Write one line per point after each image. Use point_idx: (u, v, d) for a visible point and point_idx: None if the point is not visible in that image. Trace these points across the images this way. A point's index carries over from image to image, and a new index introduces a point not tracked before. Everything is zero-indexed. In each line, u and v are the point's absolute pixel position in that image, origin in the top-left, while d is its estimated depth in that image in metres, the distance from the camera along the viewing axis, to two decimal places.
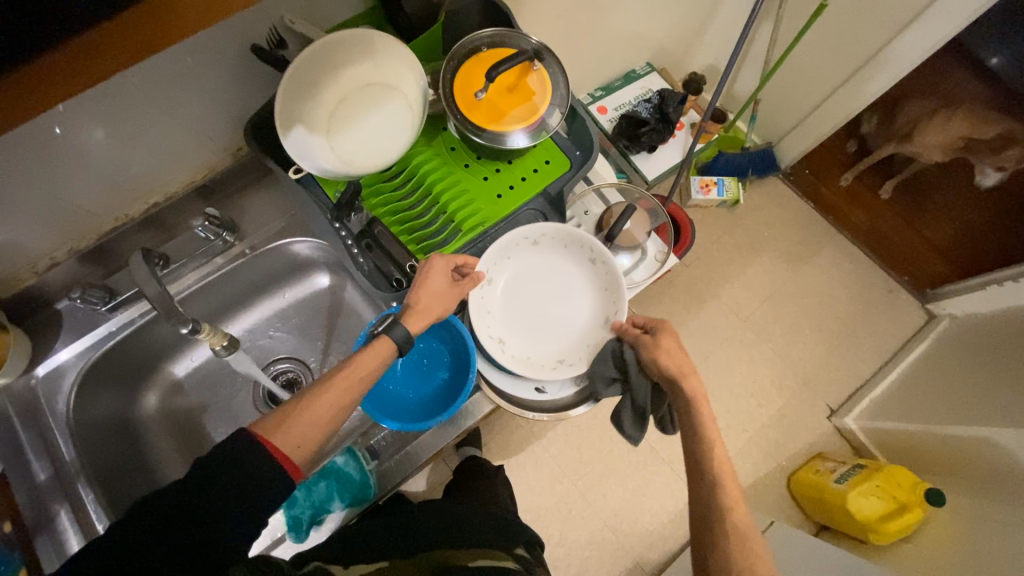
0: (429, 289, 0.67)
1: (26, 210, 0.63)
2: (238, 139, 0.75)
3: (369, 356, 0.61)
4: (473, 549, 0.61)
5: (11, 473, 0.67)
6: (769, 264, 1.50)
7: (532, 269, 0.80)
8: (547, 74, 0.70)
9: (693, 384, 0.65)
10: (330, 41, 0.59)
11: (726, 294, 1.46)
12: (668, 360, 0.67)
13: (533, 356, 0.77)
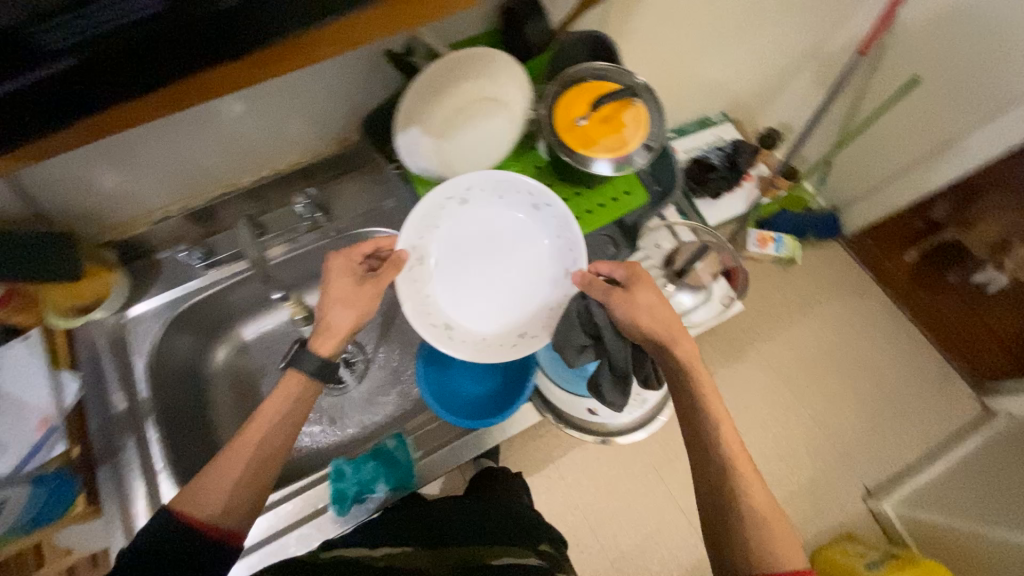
0: (333, 300, 0.65)
1: (158, 165, 0.70)
2: (345, 131, 0.80)
3: (276, 398, 0.60)
4: (497, 547, 0.61)
5: (93, 400, 0.72)
6: (817, 329, 1.46)
7: (467, 231, 0.73)
8: (643, 110, 0.73)
9: (686, 345, 0.62)
10: (463, 53, 0.63)
11: (769, 353, 1.43)
12: (654, 317, 0.62)
13: (489, 334, 0.73)
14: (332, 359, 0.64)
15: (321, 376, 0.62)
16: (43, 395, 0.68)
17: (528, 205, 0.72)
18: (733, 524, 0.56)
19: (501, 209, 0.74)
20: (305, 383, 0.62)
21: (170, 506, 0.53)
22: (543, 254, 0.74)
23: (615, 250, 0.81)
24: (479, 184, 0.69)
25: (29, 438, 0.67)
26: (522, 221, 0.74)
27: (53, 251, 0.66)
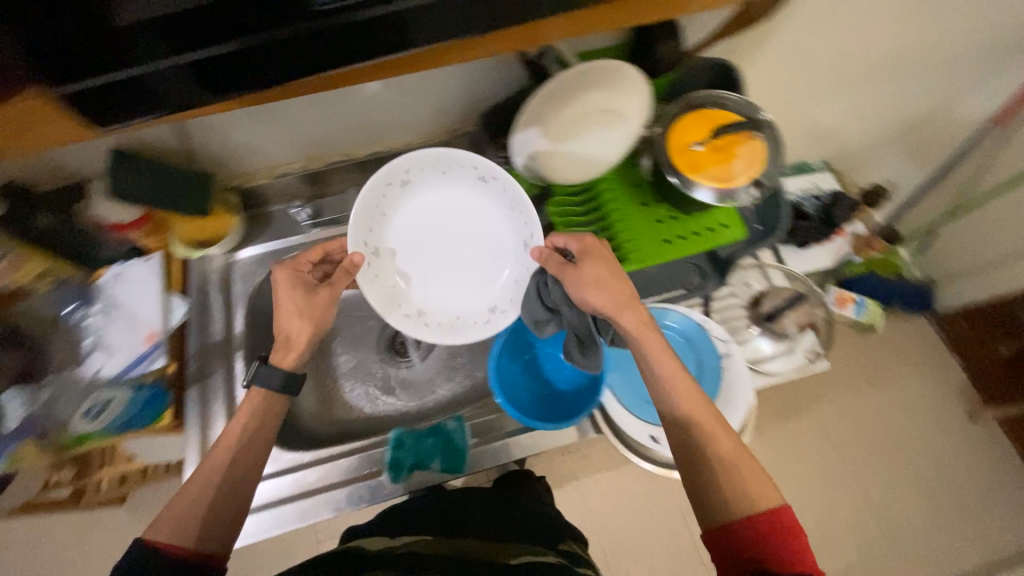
0: (287, 312, 0.66)
1: (293, 126, 0.76)
2: (459, 121, 0.84)
3: (242, 409, 0.63)
4: (515, 545, 0.59)
5: (196, 324, 0.79)
6: (885, 406, 1.36)
7: (420, 212, 0.75)
8: (760, 147, 0.72)
9: (633, 307, 0.62)
10: (596, 65, 0.64)
11: (828, 420, 1.35)
12: (602, 287, 0.63)
13: (462, 314, 0.75)
14: (293, 372, 0.66)
15: (282, 390, 0.65)
16: (152, 312, 0.74)
17: (473, 176, 0.74)
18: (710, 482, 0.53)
19: (446, 184, 0.75)
20: (265, 396, 0.64)
21: (143, 537, 0.51)
22: (504, 228, 0.77)
23: (701, 281, 0.79)
24: (416, 162, 0.71)
25: (135, 348, 0.73)
26: (470, 194, 0.76)
27: (190, 187, 0.73)
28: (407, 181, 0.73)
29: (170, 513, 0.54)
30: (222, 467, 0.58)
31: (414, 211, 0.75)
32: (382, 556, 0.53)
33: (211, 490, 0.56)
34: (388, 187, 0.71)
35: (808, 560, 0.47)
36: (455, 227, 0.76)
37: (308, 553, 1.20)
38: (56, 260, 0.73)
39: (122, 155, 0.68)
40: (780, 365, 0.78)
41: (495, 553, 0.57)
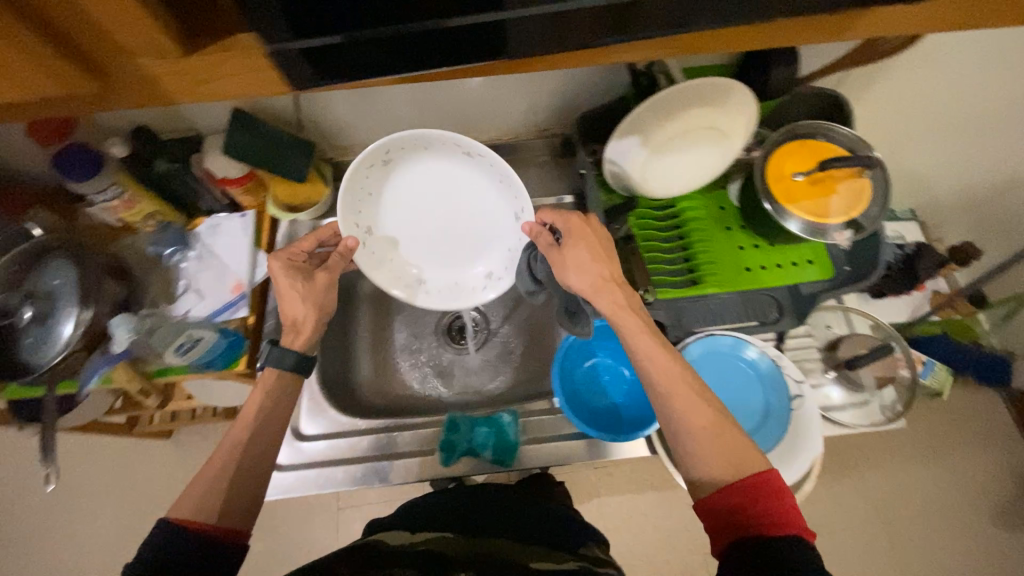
0: (288, 293, 0.69)
1: (395, 108, 0.78)
2: (551, 123, 0.86)
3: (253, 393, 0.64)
4: (528, 550, 0.56)
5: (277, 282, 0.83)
6: (942, 482, 1.27)
7: (408, 188, 0.75)
8: (866, 190, 0.69)
9: (617, 286, 0.63)
10: (707, 82, 0.62)
11: (875, 485, 1.26)
12: (586, 268, 0.64)
13: (461, 281, 0.79)
14: (305, 354, 0.67)
15: (294, 370, 0.66)
16: (242, 264, 0.79)
17: (462, 153, 0.73)
18: (687, 443, 0.53)
19: (436, 161, 0.74)
20: (279, 375, 0.66)
21: (168, 515, 0.53)
22: (493, 199, 0.77)
23: (778, 317, 0.75)
24: (396, 143, 0.69)
25: (223, 296, 0.78)
26: (460, 168, 0.75)
27: (292, 151, 0.76)
28: (389, 160, 0.71)
29: (202, 477, 0.56)
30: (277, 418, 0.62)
31: (401, 184, 0.74)
32: (400, 551, 0.54)
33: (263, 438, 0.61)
34: (370, 169, 0.70)
35: (797, 518, 0.46)
36: (444, 194, 0.76)
37: (326, 516, 1.23)
38: (163, 206, 0.80)
39: (241, 114, 0.73)
40: (849, 417, 0.74)
41: (507, 555, 0.54)
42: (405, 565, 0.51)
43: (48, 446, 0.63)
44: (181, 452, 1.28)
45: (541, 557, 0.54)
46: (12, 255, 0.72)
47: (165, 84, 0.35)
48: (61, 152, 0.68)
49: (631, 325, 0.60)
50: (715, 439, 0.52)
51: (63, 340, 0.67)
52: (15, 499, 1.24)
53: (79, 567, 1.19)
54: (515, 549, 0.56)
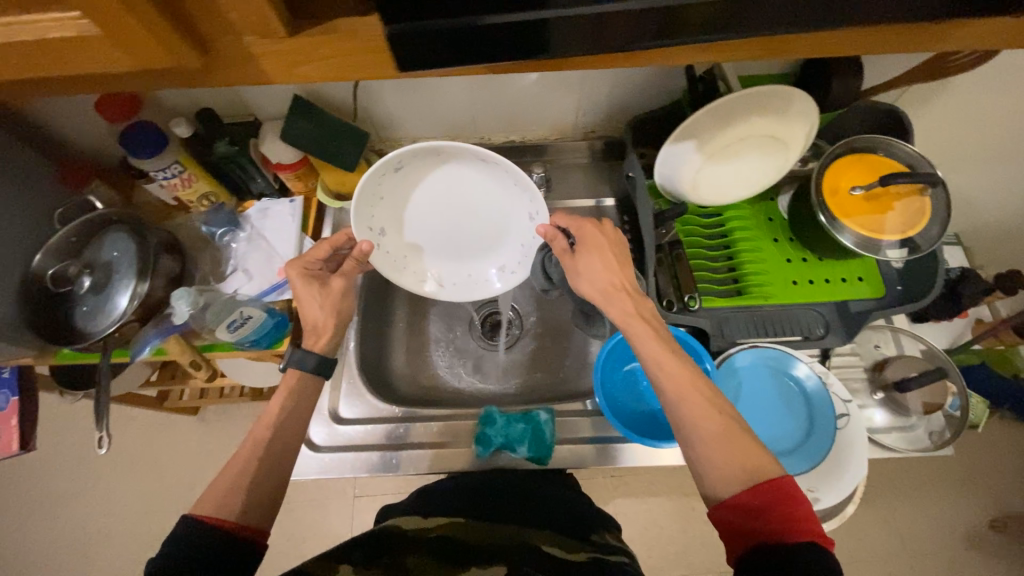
0: (308, 303, 0.67)
1: (446, 103, 0.79)
2: (598, 126, 0.85)
3: (279, 393, 0.63)
4: (539, 534, 0.57)
5: None
6: (978, 523, 1.20)
7: (420, 189, 0.72)
8: (923, 208, 0.68)
9: (628, 293, 0.63)
10: (771, 89, 0.62)
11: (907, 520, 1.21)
12: (597, 275, 0.64)
13: (475, 274, 0.79)
14: (323, 355, 0.66)
15: (317, 371, 0.65)
16: (289, 249, 0.81)
17: (478, 159, 0.68)
18: (698, 452, 0.50)
19: (450, 164, 0.70)
20: (302, 377, 0.64)
21: (189, 513, 0.51)
22: (509, 200, 0.73)
23: (823, 333, 0.73)
24: (407, 155, 0.65)
25: (270, 278, 0.80)
26: (474, 170, 0.71)
27: (347, 140, 0.76)
28: (400, 166, 0.67)
29: (225, 474, 0.55)
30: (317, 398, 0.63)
31: (414, 185, 0.71)
32: (415, 537, 0.54)
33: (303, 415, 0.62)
34: (381, 176, 0.67)
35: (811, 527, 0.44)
36: (460, 192, 0.73)
37: (341, 504, 1.24)
38: (217, 186, 0.83)
39: (301, 101, 0.74)
40: (893, 441, 0.73)
41: (516, 540, 0.54)
42: (416, 552, 0.51)
43: (101, 412, 0.65)
44: (205, 430, 1.30)
45: (552, 543, 0.55)
46: (74, 225, 0.74)
47: (264, 61, 0.37)
48: (128, 130, 0.71)
49: (641, 332, 0.59)
50: (726, 444, 0.49)
51: (118, 311, 0.69)
52: (45, 462, 1.27)
53: (100, 534, 1.22)
54: (525, 534, 0.56)
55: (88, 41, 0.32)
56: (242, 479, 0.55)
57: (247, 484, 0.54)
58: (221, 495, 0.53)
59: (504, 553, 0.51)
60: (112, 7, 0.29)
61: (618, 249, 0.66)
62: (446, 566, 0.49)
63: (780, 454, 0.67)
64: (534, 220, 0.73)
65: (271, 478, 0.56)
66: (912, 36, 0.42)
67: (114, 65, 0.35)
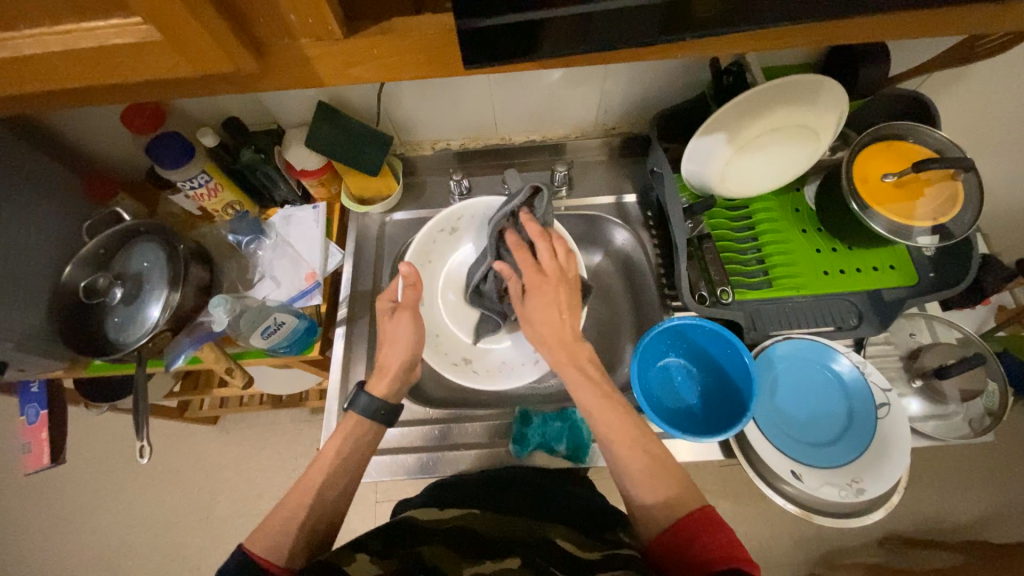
0: (386, 345, 0.68)
1: (469, 106, 0.79)
2: (619, 121, 0.85)
3: (336, 441, 0.62)
4: (556, 528, 0.56)
5: (353, 273, 0.85)
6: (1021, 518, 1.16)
7: (465, 253, 0.84)
8: (954, 194, 0.67)
9: (562, 342, 0.64)
10: (804, 78, 0.62)
11: (949, 520, 1.16)
12: (546, 326, 0.65)
13: (509, 358, 0.80)
14: (385, 400, 0.65)
15: (374, 417, 0.64)
16: (314, 255, 0.81)
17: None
18: (623, 471, 0.56)
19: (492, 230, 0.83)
20: (359, 421, 0.63)
21: (243, 545, 0.51)
22: None
23: (857, 322, 0.72)
24: (467, 210, 0.81)
25: (298, 284, 0.80)
26: None
27: (369, 144, 0.76)
28: (456, 228, 0.82)
29: (278, 514, 0.55)
30: (367, 422, 0.64)
31: (463, 254, 0.84)
32: (430, 529, 0.54)
33: (351, 441, 0.62)
34: (438, 232, 0.81)
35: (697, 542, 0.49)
36: None
37: (364, 509, 1.22)
38: (241, 195, 0.83)
39: (323, 106, 0.74)
40: (933, 428, 0.72)
41: (531, 533, 0.54)
42: (433, 541, 0.52)
43: (140, 421, 0.65)
44: (226, 439, 1.30)
45: (569, 538, 0.54)
46: (103, 237, 0.74)
47: (319, 64, 0.39)
48: (155, 139, 0.71)
49: (578, 382, 0.61)
50: (652, 479, 0.54)
51: (149, 323, 0.69)
52: (71, 473, 1.28)
53: (124, 545, 1.22)
54: (544, 527, 0.56)
55: (147, 47, 0.33)
56: (294, 515, 0.55)
57: (299, 530, 0.54)
58: (276, 532, 0.53)
59: (526, 548, 0.51)
60: (177, 11, 0.30)
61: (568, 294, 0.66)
62: (463, 560, 0.49)
63: (824, 444, 0.68)
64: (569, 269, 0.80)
65: (318, 505, 0.57)
66: (956, 20, 0.40)
67: (170, 70, 0.36)
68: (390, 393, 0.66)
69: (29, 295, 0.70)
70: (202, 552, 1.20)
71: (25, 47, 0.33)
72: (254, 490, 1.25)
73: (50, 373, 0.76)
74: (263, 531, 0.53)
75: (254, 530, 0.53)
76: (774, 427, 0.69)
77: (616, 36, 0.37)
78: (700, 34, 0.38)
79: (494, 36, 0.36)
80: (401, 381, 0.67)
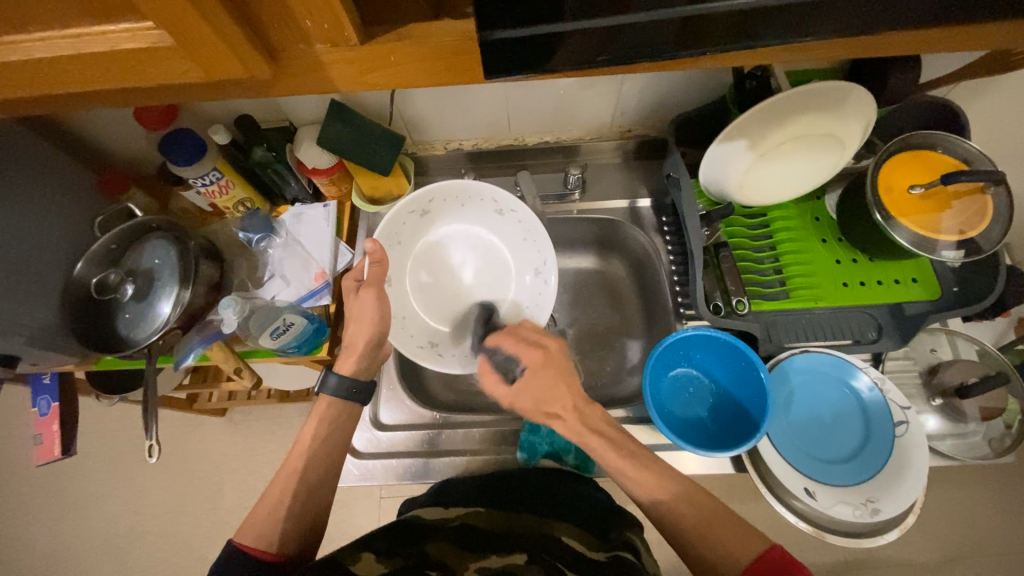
0: (353, 320, 0.65)
1: (477, 107, 0.78)
2: (635, 123, 0.84)
3: (309, 425, 0.62)
4: (562, 524, 0.56)
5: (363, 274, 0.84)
6: None
7: (439, 237, 0.81)
8: (985, 208, 0.64)
9: (569, 410, 0.58)
10: (831, 85, 0.60)
11: None
12: (551, 401, 0.58)
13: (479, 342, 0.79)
14: (355, 378, 0.64)
15: (345, 397, 0.63)
16: (325, 254, 0.80)
17: (492, 209, 0.79)
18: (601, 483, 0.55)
19: (468, 215, 0.81)
20: (330, 402, 0.63)
21: (233, 539, 0.52)
22: (519, 255, 0.80)
23: (876, 336, 0.71)
24: (439, 193, 0.76)
25: (307, 283, 0.79)
26: (488, 219, 0.81)
27: (383, 143, 0.75)
28: (426, 212, 0.77)
29: (266, 505, 0.55)
30: (341, 402, 0.63)
31: (427, 236, 0.80)
32: (436, 527, 0.54)
33: (326, 423, 0.62)
34: (407, 214, 0.76)
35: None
36: (479, 261, 0.81)
37: (368, 505, 1.20)
38: (253, 192, 0.83)
39: (338, 105, 0.73)
40: (949, 447, 0.71)
41: (534, 531, 0.55)
42: (437, 539, 0.52)
43: (149, 418, 0.65)
44: (234, 431, 1.31)
45: (575, 536, 0.55)
46: (115, 232, 0.74)
47: (333, 70, 0.38)
48: (167, 135, 0.71)
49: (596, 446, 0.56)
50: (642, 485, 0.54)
51: (160, 320, 0.69)
52: (84, 462, 1.29)
53: (134, 533, 1.23)
54: (546, 525, 0.56)
55: (158, 52, 0.33)
56: (277, 502, 0.55)
57: (284, 518, 0.54)
58: (263, 523, 0.53)
59: (529, 544, 0.52)
60: (189, 16, 0.29)
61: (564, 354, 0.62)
62: (468, 552, 0.50)
63: (838, 462, 0.67)
64: (539, 274, 0.78)
65: (301, 496, 0.56)
66: (1001, 33, 0.38)
67: (182, 76, 0.35)
68: (358, 368, 0.65)
69: (42, 289, 0.70)
70: (209, 542, 1.21)
71: (37, 51, 0.33)
72: (261, 482, 1.25)
73: (60, 366, 0.76)
74: (253, 521, 0.53)
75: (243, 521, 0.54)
76: (788, 444, 0.68)
77: (639, 45, 0.36)
78: (722, 48, 0.36)
79: (512, 47, 0.35)
80: (369, 357, 0.65)
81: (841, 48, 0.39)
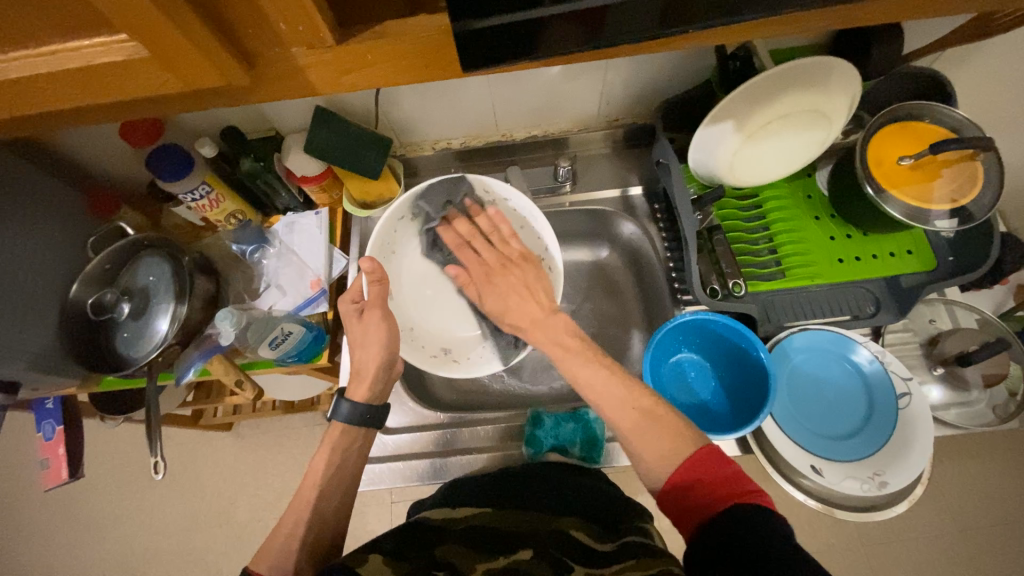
0: (358, 344, 0.66)
1: (462, 99, 0.76)
2: (621, 112, 0.83)
3: (321, 452, 0.61)
4: (570, 519, 0.56)
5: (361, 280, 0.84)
6: None
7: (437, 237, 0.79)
8: (977, 173, 0.64)
9: (534, 322, 0.66)
10: (813, 61, 0.60)
11: None
12: (512, 312, 0.68)
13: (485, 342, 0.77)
14: (369, 404, 0.64)
15: (360, 422, 0.63)
16: (320, 262, 0.80)
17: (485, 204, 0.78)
18: None
19: None
20: (344, 430, 0.63)
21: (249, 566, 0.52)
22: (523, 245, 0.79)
23: (874, 310, 0.71)
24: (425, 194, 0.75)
25: (303, 292, 0.79)
26: None
27: (369, 147, 0.75)
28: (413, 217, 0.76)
29: (279, 529, 0.55)
30: (355, 429, 0.63)
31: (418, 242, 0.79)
32: (443, 528, 0.55)
33: (340, 450, 0.62)
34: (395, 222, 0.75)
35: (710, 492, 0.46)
36: None
37: (380, 510, 1.20)
38: (244, 205, 0.83)
39: (322, 111, 0.73)
40: (953, 416, 0.71)
41: (541, 526, 0.55)
42: (448, 542, 0.52)
43: (154, 436, 0.65)
44: (242, 444, 1.31)
45: (583, 529, 0.54)
46: (106, 252, 0.73)
47: (312, 74, 0.38)
48: (153, 153, 0.71)
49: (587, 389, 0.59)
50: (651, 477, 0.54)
51: (159, 337, 0.68)
52: (94, 484, 1.29)
53: (148, 552, 1.23)
54: (553, 520, 0.56)
55: (136, 66, 0.33)
56: (292, 527, 0.55)
57: (297, 545, 0.54)
58: (277, 549, 0.53)
59: (538, 541, 0.52)
60: (163, 27, 0.29)
61: (535, 269, 0.71)
62: (478, 553, 0.50)
63: (843, 437, 0.67)
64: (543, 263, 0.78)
65: (315, 520, 0.56)
66: None
67: (161, 89, 0.35)
68: (372, 395, 0.65)
69: (39, 314, 0.70)
70: (224, 557, 1.21)
71: (14, 71, 0.33)
72: (272, 492, 1.26)
73: (62, 389, 0.76)
74: (265, 548, 0.54)
75: (256, 552, 0.54)
76: (792, 422, 0.68)
77: (615, 31, 0.36)
78: (702, 26, 0.36)
79: (491, 39, 0.35)
80: (382, 379, 0.66)
81: (818, 21, 0.39)
